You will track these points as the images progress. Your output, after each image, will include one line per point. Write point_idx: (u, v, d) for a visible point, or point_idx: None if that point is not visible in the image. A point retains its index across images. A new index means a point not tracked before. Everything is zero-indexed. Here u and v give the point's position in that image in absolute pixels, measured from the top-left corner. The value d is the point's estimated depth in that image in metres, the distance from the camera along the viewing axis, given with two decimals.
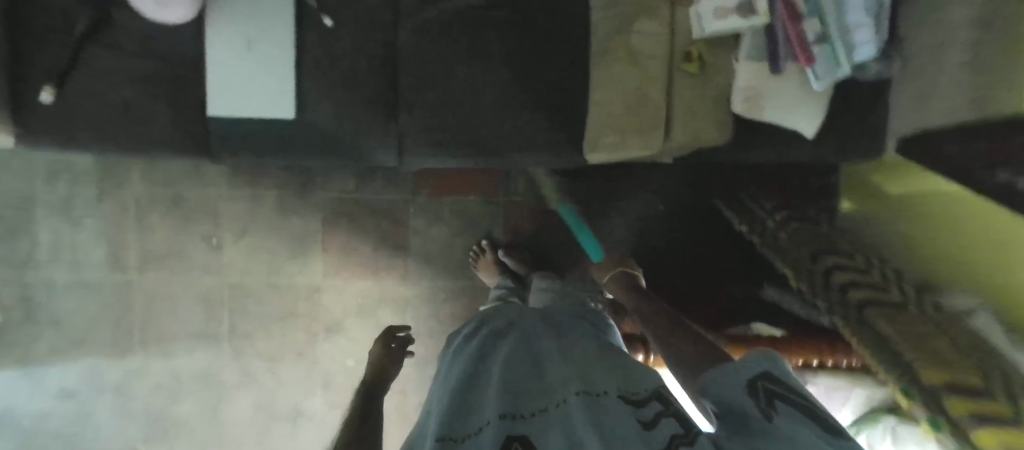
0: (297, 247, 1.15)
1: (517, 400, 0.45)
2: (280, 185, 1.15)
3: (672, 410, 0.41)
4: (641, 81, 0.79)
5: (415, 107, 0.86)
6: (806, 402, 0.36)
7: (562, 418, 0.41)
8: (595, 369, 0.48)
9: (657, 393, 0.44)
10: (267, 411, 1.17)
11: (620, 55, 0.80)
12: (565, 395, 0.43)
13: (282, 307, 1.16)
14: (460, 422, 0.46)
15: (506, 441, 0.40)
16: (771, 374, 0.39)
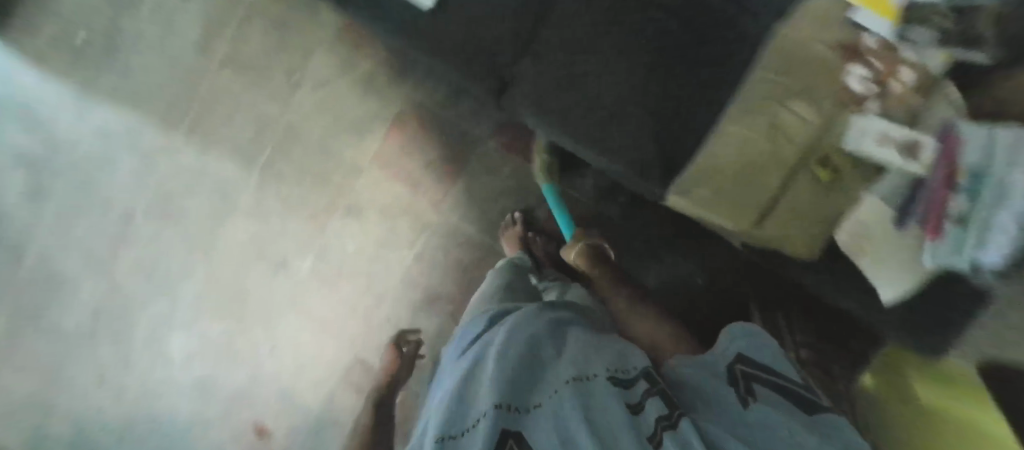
0: (361, 124, 1.15)
1: (509, 390, 0.47)
2: (377, 61, 1.13)
3: (656, 388, 0.48)
4: (763, 159, 0.71)
5: (539, 59, 0.82)
6: (776, 380, 0.51)
7: (554, 413, 0.44)
8: (583, 361, 0.52)
9: (646, 373, 0.52)
10: (258, 248, 1.20)
11: (761, 121, 0.71)
12: (557, 388, 0.47)
13: (319, 166, 1.17)
14: (457, 416, 0.47)
15: (501, 435, 0.42)
16: (744, 356, 0.55)
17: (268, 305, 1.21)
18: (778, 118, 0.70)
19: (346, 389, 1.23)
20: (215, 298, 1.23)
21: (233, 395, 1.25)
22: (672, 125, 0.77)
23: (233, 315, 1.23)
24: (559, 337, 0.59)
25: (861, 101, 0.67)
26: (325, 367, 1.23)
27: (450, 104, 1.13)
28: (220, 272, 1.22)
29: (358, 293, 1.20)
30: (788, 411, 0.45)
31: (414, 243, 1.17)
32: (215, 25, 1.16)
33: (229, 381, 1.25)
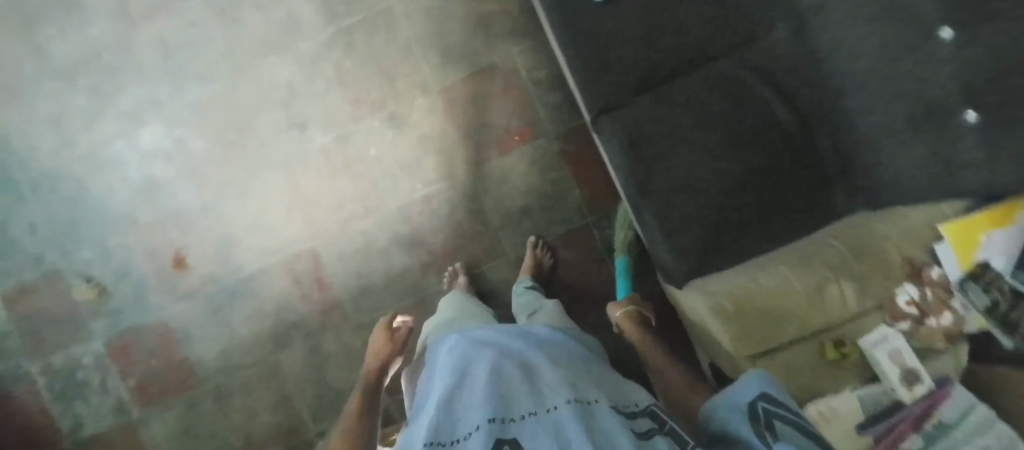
0: (455, 52, 1.12)
1: (503, 406, 0.52)
2: (505, 9, 1.10)
3: (665, 428, 0.51)
4: (792, 311, 0.81)
5: (658, 107, 0.83)
6: (802, 420, 0.46)
7: (551, 419, 0.49)
8: (579, 387, 0.56)
9: (649, 411, 0.56)
10: (289, 99, 1.14)
11: (812, 275, 0.81)
12: (555, 403, 0.51)
13: (394, 63, 1.12)
14: (449, 431, 0.52)
15: (497, 443, 0.46)
16: (769, 395, 0.50)
17: (264, 155, 1.15)
18: (823, 288, 0.80)
19: (286, 273, 1.18)
20: (218, 116, 1.15)
21: (176, 213, 1.18)
22: (725, 237, 0.81)
23: (224, 142, 1.15)
24: (546, 364, 0.64)
25: (895, 317, 0.78)
26: (280, 242, 1.17)
27: (546, 86, 1.10)
28: (239, 96, 1.14)
29: (354, 196, 1.15)
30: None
31: (433, 185, 1.14)
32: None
33: (181, 198, 1.17)
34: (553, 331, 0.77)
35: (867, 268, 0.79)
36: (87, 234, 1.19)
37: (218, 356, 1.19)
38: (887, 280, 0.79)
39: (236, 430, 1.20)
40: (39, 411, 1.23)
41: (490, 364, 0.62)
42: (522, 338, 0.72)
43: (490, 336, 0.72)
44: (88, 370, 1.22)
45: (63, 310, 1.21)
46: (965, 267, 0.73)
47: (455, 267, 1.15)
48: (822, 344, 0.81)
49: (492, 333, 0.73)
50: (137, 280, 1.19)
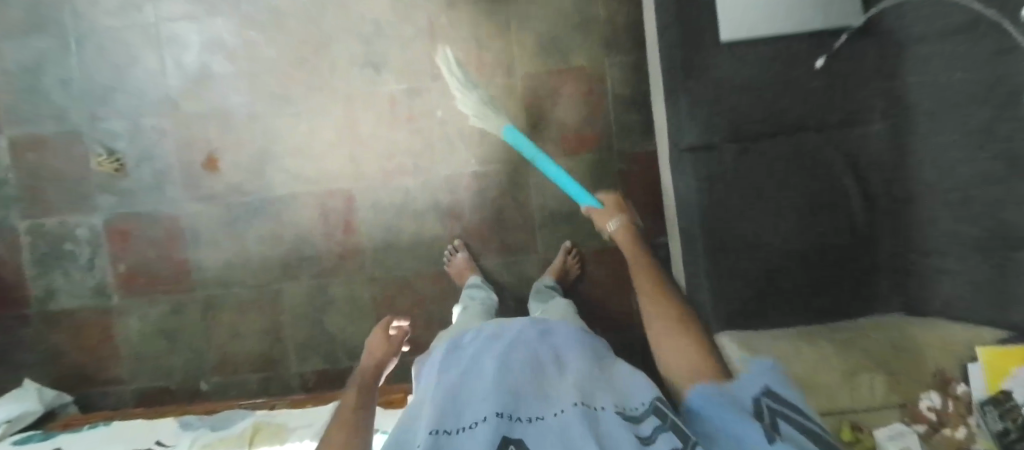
0: (548, 44, 1.11)
1: (511, 402, 0.50)
2: (609, 19, 1.10)
3: (670, 424, 0.45)
4: (825, 384, 0.77)
5: (744, 159, 0.85)
6: (809, 426, 0.42)
7: (561, 426, 0.46)
8: (589, 385, 0.53)
9: (652, 407, 0.49)
10: (372, 37, 1.12)
11: (853, 356, 0.78)
12: (563, 407, 0.49)
13: (486, 36, 1.12)
14: (454, 419, 0.49)
15: (501, 442, 0.45)
16: (774, 391, 0.46)
17: (330, 83, 1.12)
18: (857, 373, 0.77)
19: (315, 206, 1.14)
20: (295, 30, 1.12)
21: (221, 113, 1.13)
22: (766, 297, 0.86)
23: (293, 58, 1.12)
24: (563, 360, 0.62)
25: (913, 419, 0.73)
26: (318, 173, 1.13)
27: (626, 105, 1.11)
28: (323, 17, 1.11)
29: (407, 151, 1.13)
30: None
31: (487, 164, 1.13)
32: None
33: (231, 99, 1.13)
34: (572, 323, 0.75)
35: (902, 364, 0.77)
36: (123, 105, 1.14)
37: (220, 268, 1.15)
38: (916, 380, 0.76)
39: (215, 347, 1.16)
40: (15, 269, 1.16)
41: (506, 353, 0.60)
42: (541, 328, 0.69)
43: (511, 325, 0.71)
44: (79, 243, 1.15)
45: (73, 174, 1.15)
46: (992, 390, 0.67)
47: (454, 244, 1.14)
48: (839, 424, 0.75)
49: (510, 324, 0.71)
50: (159, 168, 1.14)
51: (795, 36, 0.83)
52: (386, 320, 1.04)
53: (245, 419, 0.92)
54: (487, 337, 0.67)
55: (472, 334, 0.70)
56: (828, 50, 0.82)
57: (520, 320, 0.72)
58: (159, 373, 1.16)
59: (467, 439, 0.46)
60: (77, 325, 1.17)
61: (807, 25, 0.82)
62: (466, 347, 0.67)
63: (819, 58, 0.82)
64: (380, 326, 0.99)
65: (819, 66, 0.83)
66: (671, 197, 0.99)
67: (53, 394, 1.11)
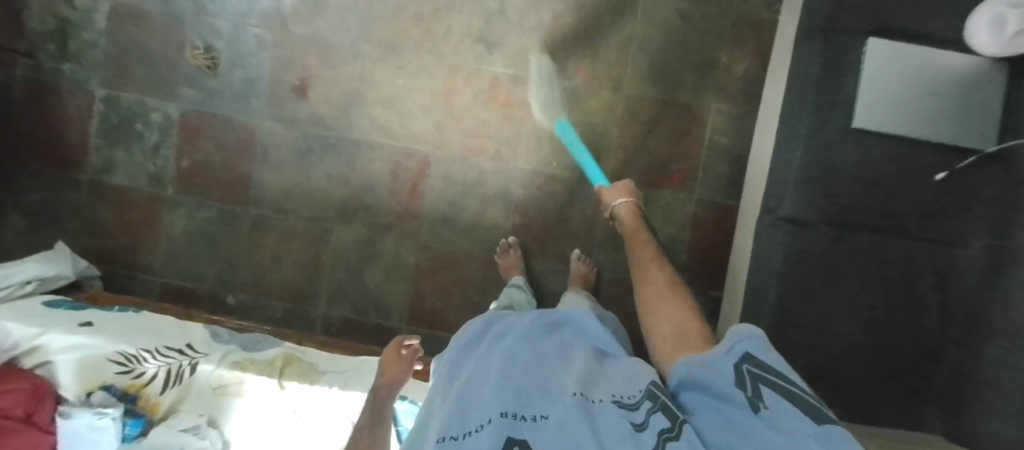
0: (664, 73, 1.10)
1: (514, 401, 0.49)
2: (731, 67, 1.09)
3: (659, 404, 0.45)
4: None
5: (837, 243, 0.84)
6: (789, 388, 0.42)
7: (563, 415, 0.45)
8: (589, 379, 0.52)
9: (648, 392, 0.48)
10: (495, 14, 1.10)
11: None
12: (564, 399, 0.48)
13: (606, 47, 1.10)
14: (459, 423, 0.49)
15: (505, 442, 0.43)
16: (754, 357, 0.46)
17: (441, 46, 1.11)
18: None
19: (388, 160, 1.13)
20: None
21: (324, 41, 1.11)
22: (815, 386, 0.85)
23: (412, 11, 1.10)
24: (566, 352, 0.60)
25: None
26: (402, 130, 1.12)
27: (721, 154, 1.10)
28: None
29: (495, 135, 1.12)
30: (797, 421, 0.38)
31: (567, 171, 1.12)
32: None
33: (339, 31, 1.11)
34: (576, 312, 0.73)
35: None
36: (230, 5, 1.11)
37: (279, 191, 1.14)
38: None
39: (252, 265, 1.16)
40: (81, 134, 1.16)
41: (510, 356, 0.60)
42: (547, 324, 0.69)
43: (518, 322, 0.71)
44: (150, 127, 1.15)
45: (162, 59, 1.13)
46: None
47: (509, 240, 1.13)
48: None
49: (516, 321, 0.71)
50: (250, 78, 1.12)
51: (925, 139, 0.81)
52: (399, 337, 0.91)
53: (277, 347, 0.93)
54: (494, 341, 0.67)
55: (482, 338, 0.70)
56: (953, 166, 0.82)
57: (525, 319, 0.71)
58: (191, 274, 1.17)
59: (471, 443, 0.45)
60: (127, 204, 1.17)
61: (940, 133, 0.81)
62: (475, 352, 0.67)
63: (941, 172, 0.82)
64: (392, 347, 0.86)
65: (938, 180, 0.82)
66: (746, 259, 0.99)
67: (85, 266, 1.11)
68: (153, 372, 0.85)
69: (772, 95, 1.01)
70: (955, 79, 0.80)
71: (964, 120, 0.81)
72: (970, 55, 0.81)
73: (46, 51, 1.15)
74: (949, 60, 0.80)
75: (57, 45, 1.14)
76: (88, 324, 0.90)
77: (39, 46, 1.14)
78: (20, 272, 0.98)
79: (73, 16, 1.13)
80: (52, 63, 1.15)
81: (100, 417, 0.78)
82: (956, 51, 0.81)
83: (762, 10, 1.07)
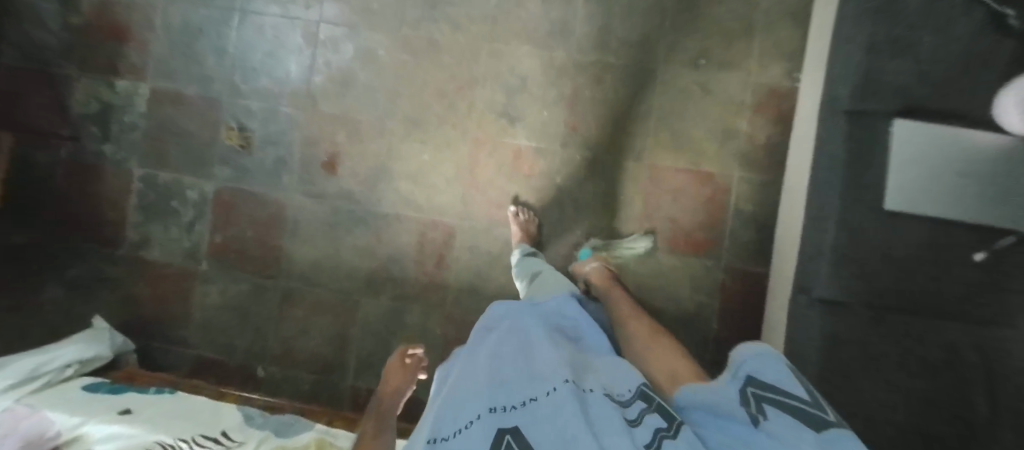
0: (685, 142, 1.11)
1: (502, 393, 0.47)
2: (753, 134, 1.09)
3: (655, 405, 0.44)
4: None
5: (876, 324, 0.82)
6: (792, 404, 0.42)
7: (554, 402, 0.43)
8: (579, 367, 0.51)
9: (640, 391, 0.47)
10: (517, 88, 1.12)
11: None
12: (553, 384, 0.46)
13: (627, 116, 1.12)
14: (449, 420, 0.46)
15: (495, 436, 0.41)
16: (759, 380, 0.46)
17: (465, 120, 1.13)
18: None
19: (415, 233, 1.15)
20: (447, 62, 1.13)
21: (352, 119, 1.15)
22: None
23: (437, 89, 1.13)
24: (549, 336, 0.57)
25: None
26: (428, 202, 1.15)
27: (745, 220, 1.10)
28: (477, 57, 1.12)
29: (520, 205, 1.14)
30: (800, 432, 0.38)
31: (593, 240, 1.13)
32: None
33: (367, 110, 1.15)
34: (556, 299, 0.70)
35: None
36: (263, 87, 1.16)
37: (308, 264, 1.17)
38: None
39: (282, 337, 1.18)
40: (119, 212, 1.20)
41: (493, 348, 0.57)
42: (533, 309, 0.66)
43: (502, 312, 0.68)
44: (186, 204, 1.19)
45: (198, 138, 1.18)
46: None
47: None
48: None
49: (502, 312, 0.68)
50: (281, 156, 1.16)
51: (959, 220, 0.80)
52: (407, 348, 1.04)
53: (310, 431, 0.95)
54: (479, 338, 0.64)
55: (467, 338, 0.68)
56: (991, 245, 0.80)
57: (511, 309, 0.68)
58: (221, 346, 1.19)
59: (462, 442, 0.43)
60: (162, 278, 1.20)
61: (971, 212, 0.80)
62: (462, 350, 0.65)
63: (980, 252, 0.80)
64: (399, 353, 1.00)
65: (977, 260, 0.80)
66: (779, 332, 0.97)
67: (121, 341, 1.14)
68: None
69: (797, 166, 1.00)
70: (987, 161, 0.80)
71: (996, 198, 0.80)
72: (1003, 135, 0.80)
73: (88, 133, 1.19)
74: (981, 142, 0.80)
75: (99, 127, 1.19)
76: (128, 411, 0.92)
77: (82, 129, 1.19)
78: (61, 356, 1.00)
79: (115, 100, 1.19)
80: (93, 145, 1.20)
81: None
82: (988, 131, 0.80)
83: (781, 78, 1.08)
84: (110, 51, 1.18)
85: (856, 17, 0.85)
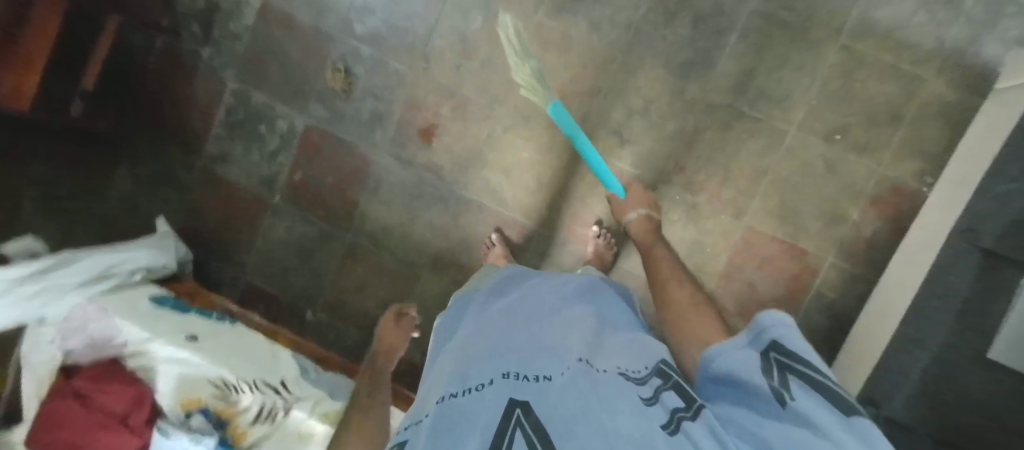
0: (789, 212, 1.07)
1: (517, 361, 0.43)
2: (859, 226, 1.06)
3: (672, 383, 0.40)
4: None
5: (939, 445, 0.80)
6: (822, 378, 0.33)
7: (571, 379, 0.39)
8: (596, 347, 0.47)
9: (657, 369, 0.42)
10: (637, 111, 1.08)
11: None
12: (568, 364, 0.42)
13: (740, 170, 1.07)
14: (460, 381, 0.42)
15: (507, 403, 0.36)
16: (782, 342, 0.37)
17: (577, 130, 1.10)
18: None
19: (493, 225, 1.14)
20: (575, 63, 1.08)
21: (461, 94, 1.11)
22: None
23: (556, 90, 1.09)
24: (564, 314, 0.55)
25: None
26: (515, 200, 1.13)
27: (821, 305, 1.09)
28: (606, 70, 1.08)
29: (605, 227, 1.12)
30: (832, 420, 0.29)
31: None
32: (905, 30, 1.00)
33: (481, 91, 1.11)
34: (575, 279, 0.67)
35: None
36: (379, 33, 1.10)
37: (381, 226, 1.16)
38: None
39: (337, 288, 1.18)
40: (205, 121, 1.17)
41: (507, 320, 0.54)
42: (550, 287, 0.63)
43: (518, 288, 0.65)
44: (272, 132, 1.15)
45: (299, 69, 1.13)
46: None
47: None
48: None
49: (517, 285, 0.67)
50: (382, 113, 1.13)
51: None
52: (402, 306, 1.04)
53: None
54: (491, 305, 0.62)
55: (477, 302, 0.66)
56: None
57: (529, 284, 0.65)
58: (277, 281, 1.20)
59: (473, 402, 0.38)
60: (231, 199, 1.19)
61: None
62: (470, 315, 0.62)
63: None
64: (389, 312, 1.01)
65: None
66: None
67: (183, 251, 1.15)
68: (248, 404, 0.89)
69: (900, 277, 0.98)
70: None
71: None
72: None
73: (189, 31, 1.15)
74: None
75: (201, 28, 1.14)
76: (194, 337, 0.92)
77: (184, 24, 1.14)
78: (133, 259, 1.01)
79: (224, 5, 1.13)
80: (191, 44, 1.15)
81: (196, 444, 0.82)
82: None
83: (909, 178, 1.03)
84: None
85: None
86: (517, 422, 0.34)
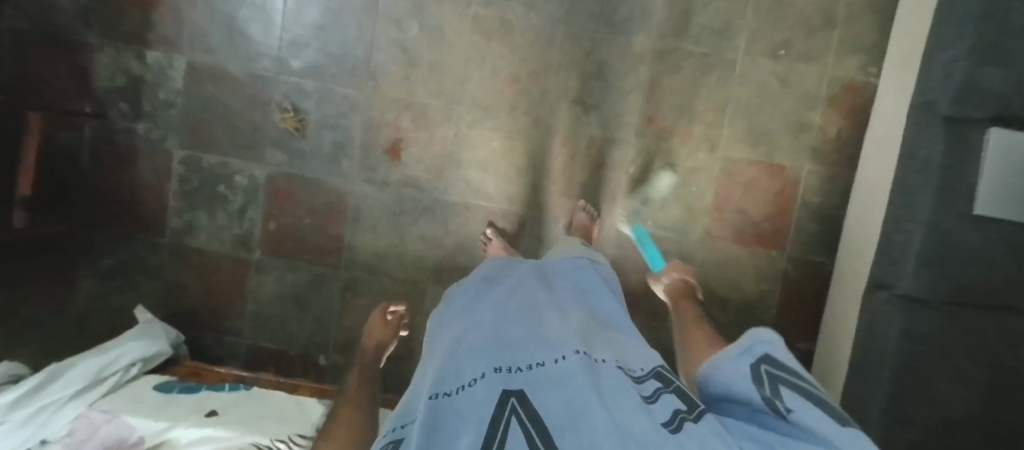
0: (758, 133, 1.11)
1: (507, 354, 0.38)
2: (824, 129, 1.10)
3: (673, 386, 0.36)
4: None
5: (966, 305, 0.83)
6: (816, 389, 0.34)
7: (568, 368, 0.34)
8: (591, 336, 0.42)
9: (656, 372, 0.40)
10: (592, 75, 1.09)
11: None
12: (566, 352, 0.37)
13: (703, 107, 1.10)
14: (450, 377, 0.37)
15: (501, 394, 0.32)
16: (772, 356, 0.38)
17: (540, 108, 1.10)
18: None
19: (485, 221, 1.13)
20: (520, 45, 1.08)
21: (417, 102, 1.10)
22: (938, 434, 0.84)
23: (509, 74, 1.09)
24: (557, 302, 0.50)
25: None
26: (499, 191, 1.13)
27: (811, 212, 1.13)
28: (552, 43, 1.08)
29: (592, 194, 1.13)
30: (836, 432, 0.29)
31: (664, 230, 1.14)
32: None
33: (436, 94, 1.09)
34: (566, 262, 0.63)
35: None
36: (319, 62, 1.08)
37: (374, 253, 1.14)
38: None
39: (344, 327, 1.14)
40: (158, 196, 1.11)
41: (500, 310, 0.49)
42: (540, 273, 0.59)
43: (508, 273, 0.61)
44: (234, 189, 1.11)
45: (246, 119, 1.09)
46: None
47: None
48: None
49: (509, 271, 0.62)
50: (343, 141, 1.10)
51: None
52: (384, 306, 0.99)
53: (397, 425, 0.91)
54: (481, 294, 0.57)
55: (467, 291, 0.61)
56: None
57: (519, 268, 0.61)
58: (281, 337, 1.15)
59: (465, 398, 0.33)
60: (208, 269, 1.13)
61: None
62: (459, 306, 0.57)
63: None
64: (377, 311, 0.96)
65: None
66: (851, 319, 1.01)
67: (176, 333, 1.09)
68: None
69: (875, 164, 1.03)
70: None
71: None
72: None
73: (117, 110, 1.09)
74: None
75: (130, 104, 1.08)
76: (213, 413, 0.88)
77: (110, 103, 1.08)
78: (124, 354, 0.95)
79: (147, 75, 1.08)
80: (123, 122, 1.09)
81: None
82: None
83: (857, 73, 1.08)
84: (137, 17, 1.06)
85: (960, 19, 0.82)
86: (512, 411, 0.29)
